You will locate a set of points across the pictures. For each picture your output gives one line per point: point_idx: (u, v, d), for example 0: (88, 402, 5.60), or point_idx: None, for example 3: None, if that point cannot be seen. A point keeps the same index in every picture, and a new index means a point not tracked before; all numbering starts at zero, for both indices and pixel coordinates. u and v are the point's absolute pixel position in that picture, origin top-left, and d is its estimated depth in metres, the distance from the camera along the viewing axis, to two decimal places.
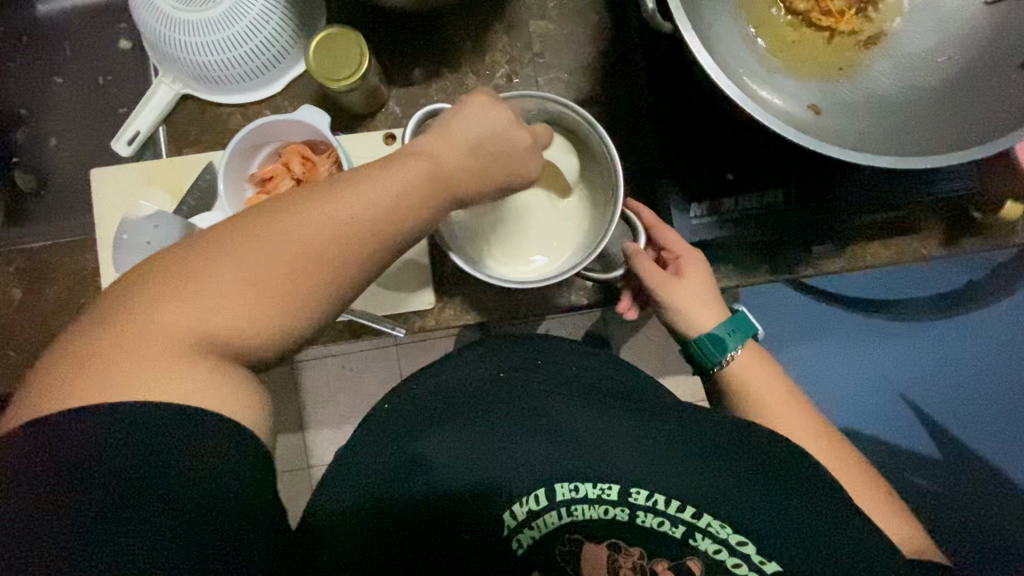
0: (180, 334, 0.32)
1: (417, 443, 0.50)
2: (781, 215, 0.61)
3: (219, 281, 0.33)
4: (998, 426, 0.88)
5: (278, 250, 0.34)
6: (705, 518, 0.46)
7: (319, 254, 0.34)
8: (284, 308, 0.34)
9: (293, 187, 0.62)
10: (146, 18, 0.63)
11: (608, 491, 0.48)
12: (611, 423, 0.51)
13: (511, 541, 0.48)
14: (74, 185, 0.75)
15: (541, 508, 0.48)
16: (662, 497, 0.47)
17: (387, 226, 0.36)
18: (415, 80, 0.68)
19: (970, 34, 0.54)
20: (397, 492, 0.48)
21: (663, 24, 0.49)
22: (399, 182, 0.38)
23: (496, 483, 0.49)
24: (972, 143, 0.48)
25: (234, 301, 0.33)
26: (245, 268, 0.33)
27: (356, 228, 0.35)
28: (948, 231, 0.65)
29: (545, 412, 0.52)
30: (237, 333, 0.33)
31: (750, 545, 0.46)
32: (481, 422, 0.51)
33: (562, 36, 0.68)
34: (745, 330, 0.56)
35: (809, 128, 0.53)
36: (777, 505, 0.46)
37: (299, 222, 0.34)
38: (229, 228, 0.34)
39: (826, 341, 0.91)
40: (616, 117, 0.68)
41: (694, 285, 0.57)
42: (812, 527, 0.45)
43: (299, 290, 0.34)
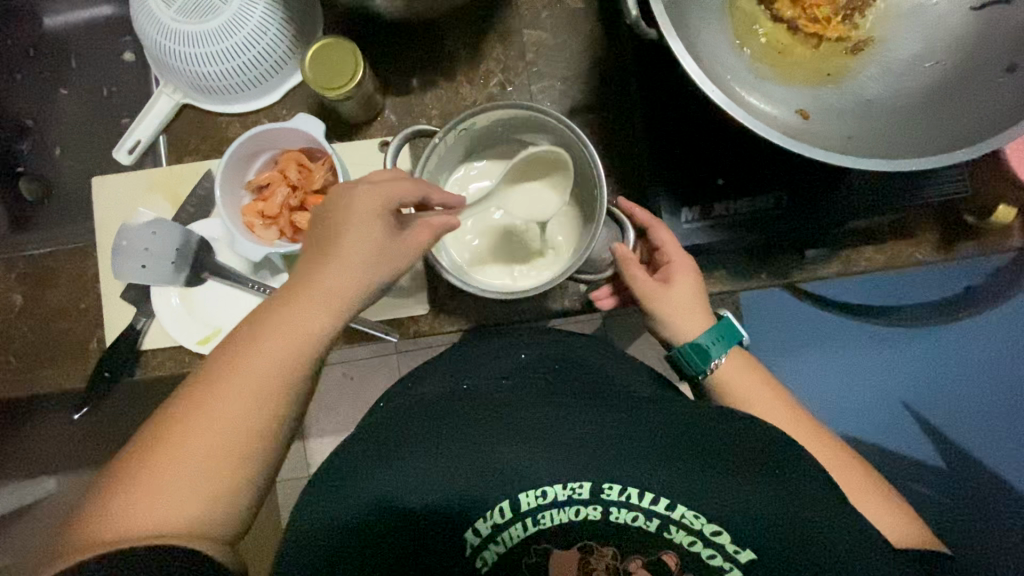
0: (169, 492, 0.40)
1: (380, 469, 0.49)
2: (773, 220, 0.61)
3: (195, 441, 0.41)
4: (1005, 433, 0.87)
5: (227, 412, 0.42)
6: (678, 509, 0.47)
7: (261, 395, 0.43)
8: (251, 445, 0.43)
9: (290, 194, 0.63)
10: (148, 30, 0.64)
11: (579, 489, 0.48)
12: (567, 414, 0.51)
13: (476, 559, 0.48)
14: (77, 193, 0.77)
15: (506, 520, 0.48)
16: (636, 490, 0.47)
17: (306, 340, 0.44)
18: (412, 89, 0.69)
19: (957, 38, 0.54)
20: (364, 519, 0.48)
21: (648, 31, 0.49)
22: (295, 316, 0.44)
23: (465, 494, 0.48)
24: (957, 147, 0.48)
25: (201, 461, 0.41)
26: (206, 439, 0.41)
27: (282, 357, 0.44)
28: (943, 236, 0.65)
29: (509, 417, 0.51)
30: (215, 474, 0.41)
31: (724, 535, 0.46)
32: (442, 437, 0.50)
33: (556, 45, 0.69)
34: (731, 337, 0.56)
35: (796, 133, 0.53)
36: (749, 496, 0.46)
37: (234, 378, 0.43)
38: (183, 409, 0.42)
39: (825, 350, 0.91)
40: (609, 124, 0.68)
41: (685, 296, 0.57)
42: (781, 510, 0.46)
43: (260, 418, 0.43)
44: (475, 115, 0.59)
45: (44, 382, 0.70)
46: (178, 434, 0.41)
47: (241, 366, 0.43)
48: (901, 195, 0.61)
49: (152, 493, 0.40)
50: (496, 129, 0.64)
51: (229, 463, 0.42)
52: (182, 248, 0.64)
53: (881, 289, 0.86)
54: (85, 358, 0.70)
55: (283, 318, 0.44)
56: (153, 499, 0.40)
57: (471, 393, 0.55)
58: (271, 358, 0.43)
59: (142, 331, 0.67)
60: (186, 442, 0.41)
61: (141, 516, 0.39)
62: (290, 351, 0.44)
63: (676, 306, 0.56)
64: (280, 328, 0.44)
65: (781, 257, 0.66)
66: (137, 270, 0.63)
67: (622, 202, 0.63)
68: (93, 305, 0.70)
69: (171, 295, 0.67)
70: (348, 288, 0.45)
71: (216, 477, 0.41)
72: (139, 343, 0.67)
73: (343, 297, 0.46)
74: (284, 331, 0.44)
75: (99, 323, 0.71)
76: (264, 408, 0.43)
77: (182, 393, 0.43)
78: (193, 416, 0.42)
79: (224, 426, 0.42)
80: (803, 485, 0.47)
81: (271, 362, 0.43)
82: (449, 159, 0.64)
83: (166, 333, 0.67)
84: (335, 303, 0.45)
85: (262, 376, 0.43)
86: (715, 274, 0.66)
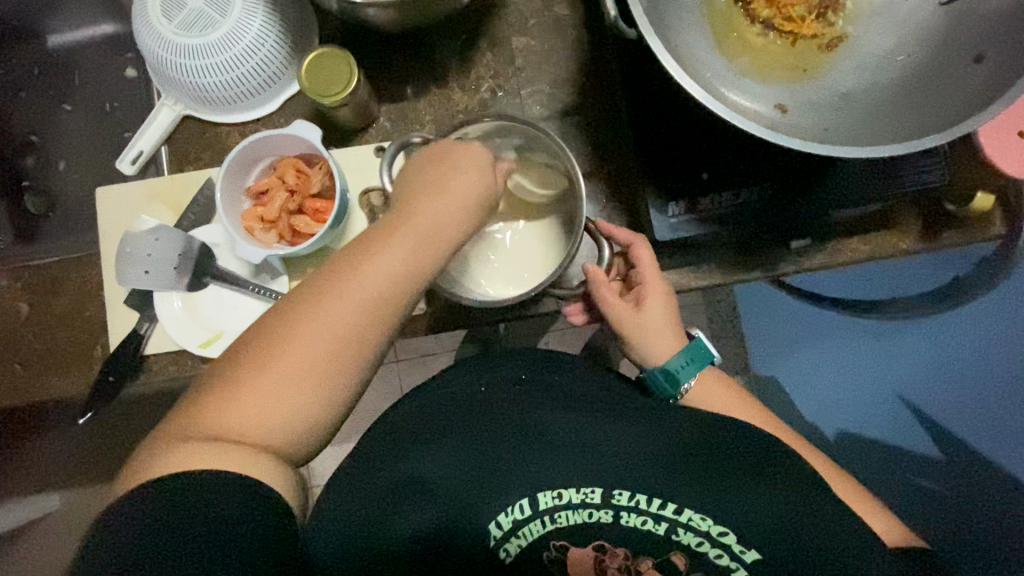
0: (256, 424, 0.39)
1: (412, 459, 0.51)
2: (757, 212, 0.63)
3: (287, 366, 0.40)
4: (1002, 422, 0.88)
5: (317, 346, 0.41)
6: (685, 512, 0.47)
7: (355, 324, 0.42)
8: (340, 372, 0.41)
9: (288, 199, 0.65)
10: (148, 43, 0.66)
11: (591, 493, 0.48)
12: (587, 422, 0.52)
13: (500, 550, 0.48)
14: (80, 205, 0.79)
15: (525, 517, 0.48)
16: (644, 496, 0.48)
17: (411, 264, 0.44)
18: (405, 96, 0.71)
19: (926, 33, 0.57)
20: (391, 517, 0.48)
21: (626, 30, 0.51)
22: (401, 244, 0.44)
23: (482, 495, 0.49)
24: (929, 133, 0.50)
25: (284, 386, 0.40)
26: (290, 366, 0.40)
27: (378, 291, 0.42)
28: (926, 226, 0.67)
29: (532, 421, 0.52)
30: (305, 406, 0.40)
31: (730, 535, 0.46)
32: (465, 436, 0.52)
33: (543, 51, 0.72)
34: (701, 359, 0.55)
35: (776, 125, 0.55)
36: (757, 501, 0.46)
37: (328, 301, 0.41)
38: (282, 327, 0.41)
39: (825, 347, 0.92)
40: (596, 126, 0.71)
41: (657, 317, 0.57)
42: (784, 509, 0.46)
43: (352, 343, 0.41)
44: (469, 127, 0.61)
45: (53, 387, 0.72)
46: (273, 357, 0.40)
47: (347, 287, 0.42)
48: (885, 185, 0.62)
49: (230, 412, 0.39)
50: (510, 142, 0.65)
51: (305, 394, 0.40)
52: (183, 254, 0.66)
53: (876, 281, 0.87)
54: (88, 364, 0.72)
55: (383, 247, 0.44)
56: (247, 417, 0.39)
57: (488, 397, 0.55)
58: (366, 288, 0.42)
59: (145, 335, 0.68)
60: (270, 364, 0.40)
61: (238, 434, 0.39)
62: (386, 283, 0.43)
63: (649, 326, 0.57)
64: (378, 257, 0.43)
65: (769, 249, 0.68)
66: (140, 276, 0.65)
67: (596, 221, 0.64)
68: (97, 312, 0.72)
69: (173, 299, 0.68)
70: (444, 223, 0.47)
71: (294, 404, 0.40)
72: (142, 347, 0.69)
73: (439, 233, 0.46)
74: (386, 250, 0.43)
75: (102, 330, 0.72)
76: (354, 342, 0.42)
77: (271, 320, 0.42)
78: (286, 339, 0.40)
79: (309, 356, 0.40)
80: (795, 472, 0.47)
81: (368, 292, 0.42)
82: None
83: (168, 336, 0.69)
84: (426, 234, 0.45)
85: (353, 307, 0.42)
86: (705, 267, 0.69)
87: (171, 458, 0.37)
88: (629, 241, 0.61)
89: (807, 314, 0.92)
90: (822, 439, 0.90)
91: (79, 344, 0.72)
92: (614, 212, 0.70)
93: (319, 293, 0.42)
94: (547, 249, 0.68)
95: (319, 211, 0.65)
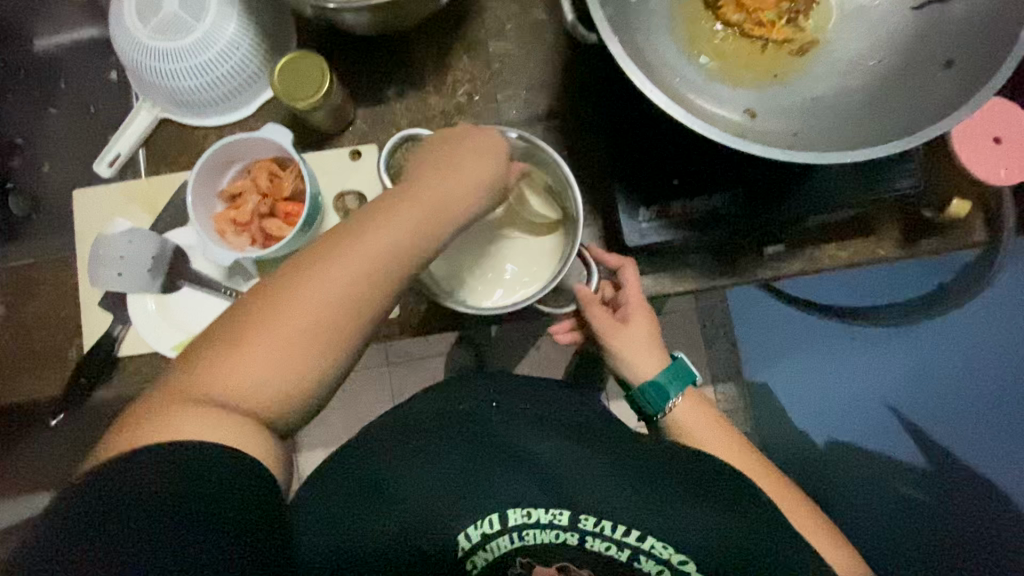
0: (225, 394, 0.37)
1: (389, 467, 0.49)
2: (728, 218, 0.63)
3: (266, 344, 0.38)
4: (988, 432, 0.87)
5: (298, 324, 0.38)
6: (648, 540, 0.45)
7: (355, 290, 0.39)
8: (325, 351, 0.39)
9: (260, 202, 0.65)
10: (124, 47, 0.66)
11: (558, 516, 0.46)
12: (560, 442, 0.50)
13: (466, 562, 0.47)
14: (62, 207, 0.79)
15: (495, 531, 0.46)
16: (609, 522, 0.46)
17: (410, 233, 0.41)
18: (382, 101, 0.72)
19: (897, 39, 0.56)
20: (369, 524, 0.46)
21: (588, 35, 0.51)
22: (408, 217, 0.42)
23: (449, 506, 0.47)
24: (896, 138, 0.50)
25: (272, 362, 0.38)
26: (272, 344, 0.38)
27: (379, 255, 0.40)
28: (903, 233, 0.67)
29: (508, 437, 0.50)
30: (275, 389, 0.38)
31: (690, 564, 0.45)
32: (437, 445, 0.50)
33: (520, 55, 0.71)
34: (685, 377, 0.57)
35: (744, 131, 0.55)
36: (727, 529, 0.45)
37: (315, 276, 0.38)
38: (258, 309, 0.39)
39: (816, 353, 0.91)
40: (571, 130, 0.71)
41: (642, 337, 0.58)
42: (752, 542, 0.45)
43: (342, 320, 0.39)
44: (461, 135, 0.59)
45: (30, 388, 0.73)
46: (250, 334, 0.38)
47: (338, 257, 0.39)
48: (861, 191, 0.62)
49: (222, 387, 0.37)
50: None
51: (288, 373, 0.38)
52: (157, 257, 0.66)
53: (886, 283, 0.85)
54: (64, 365, 0.72)
55: (382, 218, 0.41)
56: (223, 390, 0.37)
57: (463, 412, 0.53)
58: (355, 262, 0.39)
59: (117, 337, 0.69)
60: (254, 340, 0.38)
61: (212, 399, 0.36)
62: (375, 260, 0.40)
63: (632, 344, 0.58)
64: (372, 231, 0.40)
65: (742, 255, 0.68)
66: (114, 278, 0.66)
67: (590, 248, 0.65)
68: (74, 313, 0.73)
69: (146, 302, 0.68)
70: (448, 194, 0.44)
71: (280, 382, 0.38)
72: (115, 349, 0.69)
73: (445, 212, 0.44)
74: (383, 223, 0.41)
75: (79, 332, 0.73)
76: (340, 322, 0.39)
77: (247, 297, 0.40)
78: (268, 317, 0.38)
79: (290, 332, 0.38)
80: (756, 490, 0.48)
81: (354, 266, 0.39)
82: None
83: (141, 339, 0.69)
84: (429, 210, 0.43)
85: (339, 283, 0.39)
86: (679, 273, 0.68)
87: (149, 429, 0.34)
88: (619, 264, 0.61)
89: (801, 320, 0.90)
90: (808, 447, 0.89)
91: (56, 346, 0.73)
92: (588, 216, 0.70)
93: (306, 265, 0.39)
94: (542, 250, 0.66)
95: (291, 214, 0.66)
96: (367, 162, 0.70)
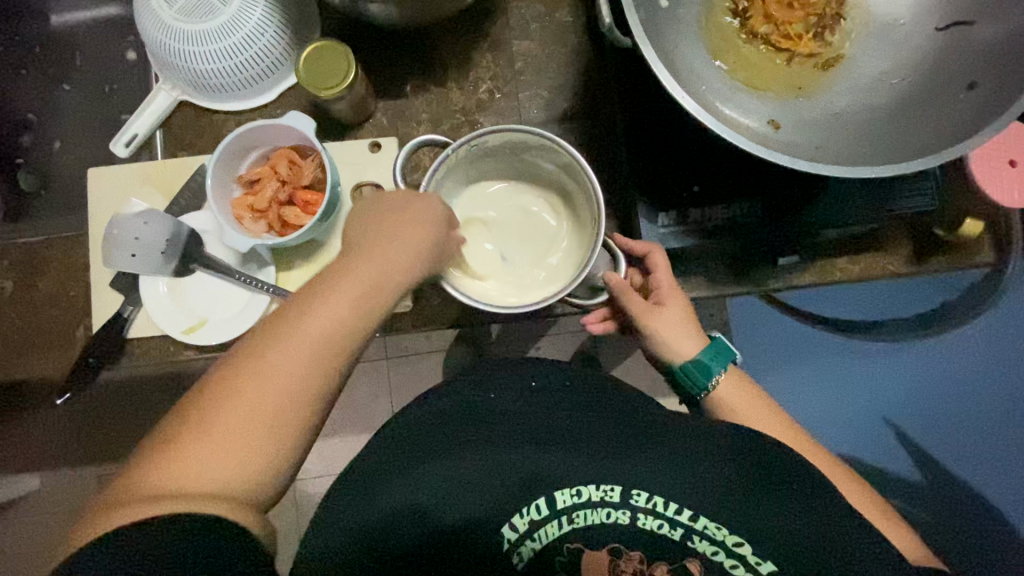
0: (202, 478, 0.37)
1: (416, 463, 0.49)
2: (747, 226, 0.63)
3: (238, 411, 0.39)
4: (984, 448, 0.88)
5: (269, 389, 0.40)
6: (701, 520, 0.46)
7: (336, 332, 0.42)
8: (302, 402, 0.40)
9: (279, 189, 0.65)
10: (147, 27, 0.66)
11: (610, 492, 0.48)
12: (600, 426, 0.51)
13: (512, 555, 0.48)
14: (72, 186, 0.79)
15: (542, 517, 0.48)
16: (661, 500, 0.47)
17: (367, 289, 0.43)
18: (403, 94, 0.72)
19: (921, 59, 0.57)
20: (392, 530, 0.47)
21: (621, 39, 0.52)
22: (350, 284, 0.43)
23: (496, 493, 0.48)
24: (921, 154, 0.51)
25: (231, 444, 0.38)
26: (232, 425, 0.39)
27: (343, 323, 0.42)
28: (916, 250, 0.67)
29: (549, 422, 0.51)
30: (248, 451, 0.39)
31: (746, 546, 0.46)
32: (474, 432, 0.51)
33: (543, 55, 0.72)
34: (726, 353, 0.56)
35: (768, 141, 0.55)
36: (779, 511, 0.46)
37: (270, 360, 0.40)
38: (217, 385, 0.40)
39: (819, 367, 0.91)
40: (591, 133, 0.71)
41: (679, 316, 0.58)
42: (804, 532, 0.46)
43: (326, 355, 0.41)
44: (488, 134, 0.59)
45: (35, 366, 0.72)
46: (215, 403, 0.39)
47: (296, 326, 0.41)
48: (877, 206, 0.63)
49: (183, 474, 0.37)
50: (505, 149, 0.64)
51: (261, 448, 0.39)
52: (172, 239, 0.66)
53: (893, 298, 0.86)
54: (69, 345, 0.72)
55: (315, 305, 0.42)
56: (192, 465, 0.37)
57: (498, 399, 0.53)
58: (309, 338, 0.41)
59: (128, 319, 0.68)
60: (216, 418, 0.39)
61: (181, 478, 0.37)
62: (317, 346, 0.41)
63: (671, 326, 0.57)
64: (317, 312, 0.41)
65: (756, 264, 0.68)
66: (127, 259, 0.64)
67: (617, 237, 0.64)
68: (83, 294, 0.72)
69: (159, 283, 0.68)
70: (388, 265, 0.44)
71: (245, 464, 0.39)
72: (124, 331, 0.68)
73: (378, 283, 0.44)
74: (337, 284, 0.43)
75: (86, 312, 0.72)
76: (296, 407, 0.40)
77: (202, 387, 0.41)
78: (229, 386, 0.39)
79: (248, 417, 0.39)
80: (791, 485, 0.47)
81: (298, 354, 0.40)
82: (461, 169, 0.64)
83: (153, 321, 0.68)
84: (367, 287, 0.43)
85: (291, 369, 0.40)
86: (693, 280, 0.69)
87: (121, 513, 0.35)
88: (646, 250, 0.61)
89: (802, 335, 0.91)
90: None
91: (62, 326, 0.72)
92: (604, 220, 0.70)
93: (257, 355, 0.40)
94: (557, 254, 0.66)
95: (310, 203, 0.65)
96: (387, 155, 0.70)
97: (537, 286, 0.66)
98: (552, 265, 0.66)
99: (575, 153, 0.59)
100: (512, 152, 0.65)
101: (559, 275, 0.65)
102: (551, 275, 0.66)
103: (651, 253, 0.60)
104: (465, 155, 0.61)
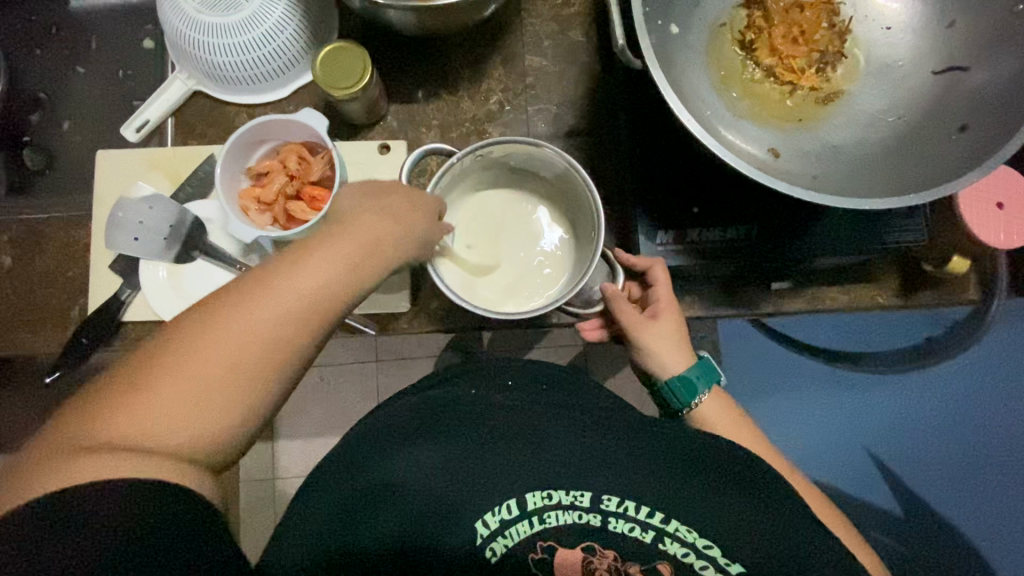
0: (146, 429, 0.35)
1: (389, 458, 0.50)
2: (742, 250, 0.65)
3: (195, 377, 0.36)
4: (963, 483, 0.90)
5: (225, 356, 0.37)
6: (672, 523, 0.47)
7: (309, 302, 0.40)
8: (270, 364, 0.38)
9: (287, 182, 0.66)
10: (169, 16, 0.67)
11: (580, 496, 0.49)
12: (570, 428, 0.51)
13: (484, 549, 0.48)
14: (79, 167, 0.79)
15: (513, 517, 0.48)
16: (632, 502, 0.48)
17: (338, 271, 0.41)
18: (415, 100, 0.73)
19: (916, 100, 0.59)
20: (366, 521, 0.47)
21: (633, 60, 0.54)
22: (326, 264, 0.41)
23: (469, 488, 0.49)
24: (914, 189, 0.52)
25: (190, 399, 0.36)
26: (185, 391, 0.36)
27: (313, 300, 0.40)
28: (902, 283, 0.69)
29: (522, 426, 0.51)
30: (212, 417, 0.37)
31: (716, 548, 0.47)
32: (448, 430, 0.51)
33: (554, 71, 0.74)
34: (710, 375, 0.57)
35: (767, 167, 0.57)
36: (751, 516, 0.47)
37: (233, 321, 0.38)
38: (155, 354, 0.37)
39: (799, 393, 0.92)
40: (596, 149, 0.73)
41: (671, 332, 0.59)
42: (771, 538, 0.47)
43: (302, 325, 0.39)
44: (494, 145, 0.61)
45: (22, 344, 0.71)
46: (164, 369, 0.36)
47: (260, 298, 0.38)
48: (867, 241, 0.65)
49: (125, 427, 0.35)
50: (507, 162, 0.66)
51: (212, 412, 0.37)
52: (176, 226, 0.66)
53: (874, 331, 0.88)
54: (63, 324, 0.71)
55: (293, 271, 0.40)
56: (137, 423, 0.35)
57: (472, 402, 0.53)
58: (275, 307, 0.39)
59: (126, 301, 0.68)
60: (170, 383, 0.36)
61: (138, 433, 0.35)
62: (309, 295, 0.40)
63: (664, 339, 0.59)
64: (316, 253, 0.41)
65: (749, 287, 0.70)
66: (130, 242, 0.64)
67: (616, 250, 0.65)
68: (81, 274, 0.72)
69: (158, 268, 0.69)
70: (370, 249, 0.43)
71: (220, 408, 0.37)
72: (119, 313, 0.68)
73: (370, 258, 0.43)
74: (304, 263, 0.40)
75: (82, 293, 0.72)
76: (266, 357, 0.38)
77: (177, 330, 0.38)
78: (174, 359, 0.37)
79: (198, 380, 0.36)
80: (777, 499, 0.48)
81: (283, 306, 0.39)
82: (466, 177, 0.65)
83: (149, 305, 0.69)
84: (355, 254, 0.42)
85: (252, 335, 0.38)
86: (687, 298, 0.69)
87: (56, 476, 0.33)
88: (650, 264, 0.62)
89: (793, 360, 0.92)
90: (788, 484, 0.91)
91: (57, 304, 0.72)
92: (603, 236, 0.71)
93: (246, 297, 0.38)
94: (556, 266, 0.68)
95: (315, 198, 0.65)
96: (396, 157, 0.71)
97: (534, 299, 0.66)
98: (537, 280, 0.67)
99: (578, 166, 0.60)
100: (514, 164, 0.66)
101: (558, 291, 0.66)
102: (547, 289, 0.67)
103: (652, 268, 0.62)
104: (468, 164, 0.62)
